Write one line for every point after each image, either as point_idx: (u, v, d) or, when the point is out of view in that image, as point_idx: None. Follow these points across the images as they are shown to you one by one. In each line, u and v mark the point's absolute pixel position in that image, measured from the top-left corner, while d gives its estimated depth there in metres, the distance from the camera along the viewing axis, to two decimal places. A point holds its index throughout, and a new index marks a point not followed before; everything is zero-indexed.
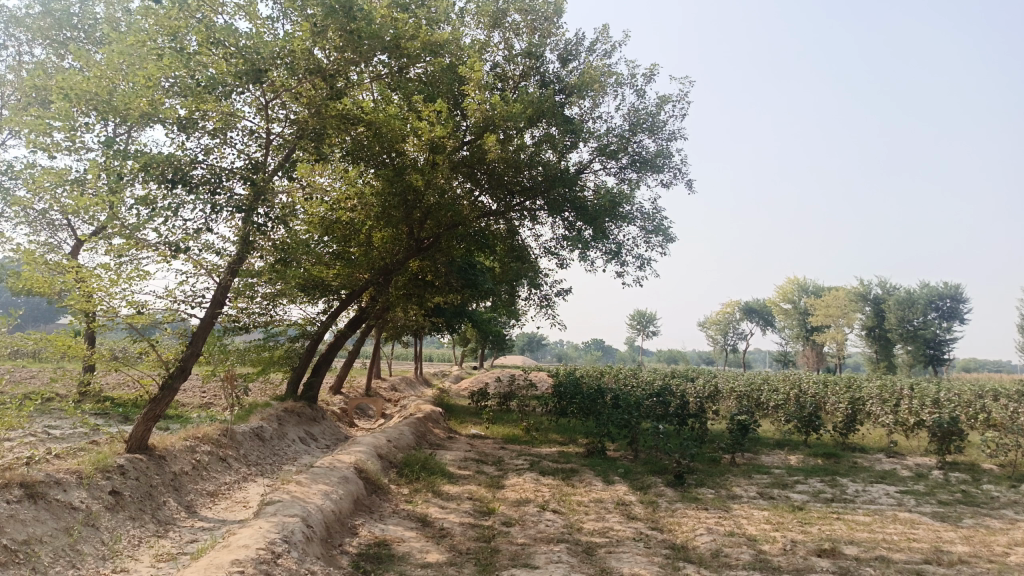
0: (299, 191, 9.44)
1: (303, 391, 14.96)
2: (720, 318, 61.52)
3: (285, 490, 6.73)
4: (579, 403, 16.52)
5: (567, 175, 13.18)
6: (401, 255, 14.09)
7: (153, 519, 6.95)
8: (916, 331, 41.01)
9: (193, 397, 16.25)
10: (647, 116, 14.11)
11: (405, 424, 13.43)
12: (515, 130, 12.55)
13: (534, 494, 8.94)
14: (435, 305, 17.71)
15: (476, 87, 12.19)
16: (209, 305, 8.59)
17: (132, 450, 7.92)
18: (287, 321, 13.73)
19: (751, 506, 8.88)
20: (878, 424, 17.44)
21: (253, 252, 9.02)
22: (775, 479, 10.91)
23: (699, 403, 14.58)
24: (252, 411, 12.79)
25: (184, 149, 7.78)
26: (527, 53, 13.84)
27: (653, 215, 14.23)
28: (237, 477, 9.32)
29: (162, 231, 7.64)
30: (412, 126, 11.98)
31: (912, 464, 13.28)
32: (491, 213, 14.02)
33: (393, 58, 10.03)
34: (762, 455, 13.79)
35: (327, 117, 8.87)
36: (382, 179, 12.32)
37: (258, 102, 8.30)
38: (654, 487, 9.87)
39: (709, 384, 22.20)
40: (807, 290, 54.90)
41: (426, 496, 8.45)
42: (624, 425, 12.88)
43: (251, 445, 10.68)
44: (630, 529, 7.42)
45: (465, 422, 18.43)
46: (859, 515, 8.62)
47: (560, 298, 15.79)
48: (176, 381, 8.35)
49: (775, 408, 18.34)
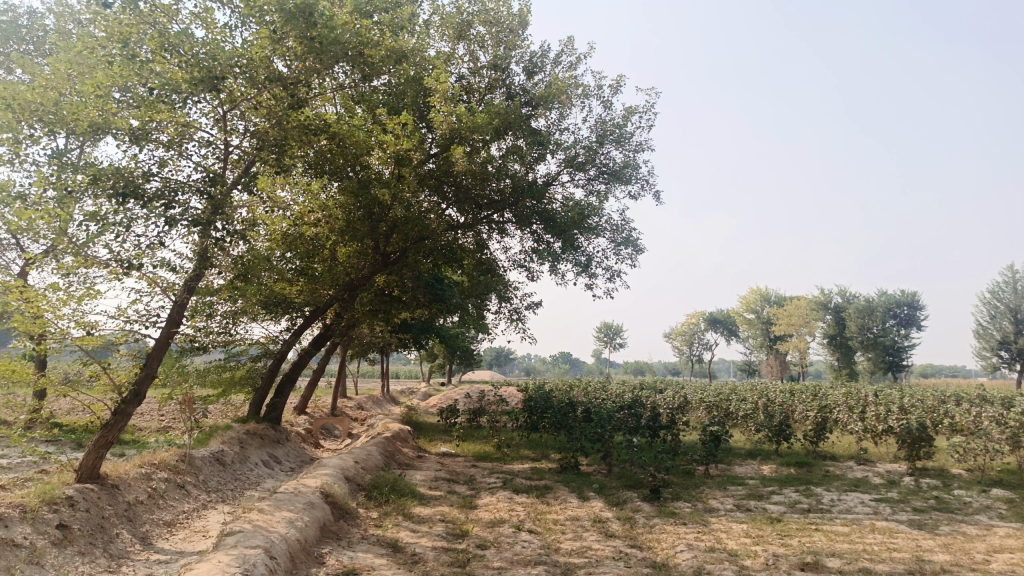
0: (259, 205, 9.11)
1: (266, 412, 14.50)
2: (685, 329, 61.94)
3: (247, 519, 6.37)
4: (550, 418, 16.30)
5: (535, 187, 12.99)
6: (367, 270, 13.77)
7: (105, 553, 6.52)
8: (876, 338, 41.72)
9: (150, 421, 15.64)
10: (614, 127, 14.05)
11: (372, 444, 13.05)
12: (481, 142, 12.38)
13: (509, 513, 8.67)
14: (402, 321, 17.39)
15: (441, 99, 11.97)
16: (164, 325, 8.19)
17: (83, 480, 7.48)
18: (249, 340, 13.30)
19: (728, 519, 8.74)
20: (846, 432, 17.50)
21: (212, 269, 8.64)
22: (751, 491, 10.80)
23: (671, 415, 14.47)
24: (213, 434, 12.33)
25: (137, 162, 7.44)
26: (492, 65, 13.71)
27: (622, 227, 14.14)
28: (196, 505, 8.88)
29: (113, 248, 7.26)
30: (376, 138, 11.74)
31: (883, 471, 13.30)
32: (458, 226, 13.78)
33: (356, 69, 9.79)
34: (735, 466, 13.70)
35: (289, 128, 8.58)
36: (346, 192, 12.03)
37: (215, 112, 8.02)
38: (630, 502, 9.67)
39: (679, 395, 22.18)
40: (770, 300, 55.58)
41: (396, 519, 8.13)
42: (597, 439, 12.68)
43: (211, 470, 10.23)
44: (610, 548, 7.19)
45: (434, 439, 18.06)
46: (837, 525, 8.52)
47: (529, 311, 15.58)
48: (130, 406, 7.98)
49: (744, 418, 18.33)
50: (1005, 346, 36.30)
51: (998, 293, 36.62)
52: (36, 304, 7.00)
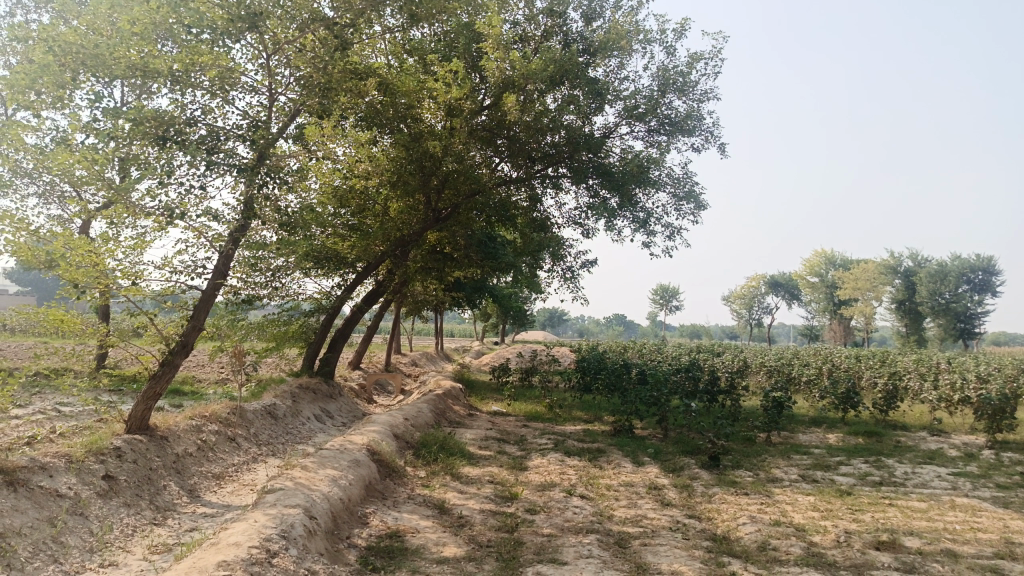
0: (307, 157, 8.86)
1: (319, 367, 14.52)
2: (744, 292, 60.31)
3: (289, 476, 6.19)
4: (604, 379, 15.89)
5: (592, 139, 12.36)
6: (418, 226, 13.50)
7: (150, 505, 6.46)
8: (947, 305, 39.80)
9: (209, 373, 15.87)
10: (677, 74, 13.25)
11: (423, 401, 12.92)
12: (537, 92, 11.84)
13: (560, 477, 8.36)
14: (454, 279, 17.17)
15: (494, 45, 11.46)
16: (211, 277, 8.03)
17: (133, 431, 7.45)
18: (302, 294, 13.22)
19: (794, 490, 8.24)
20: (918, 400, 16.64)
21: (258, 222, 8.41)
22: (817, 460, 10.22)
23: (732, 379, 13.89)
24: (266, 387, 12.36)
25: (180, 106, 7.21)
26: (549, 11, 13.04)
27: (684, 180, 13.45)
28: (246, 459, 8.83)
29: (158, 197, 7.06)
30: (427, 89, 11.33)
31: (960, 443, 12.53)
32: (511, 181, 13.34)
33: (406, 16, 9.34)
34: (799, 434, 13.11)
35: (336, 73, 8.24)
36: (397, 145, 11.71)
37: (258, 57, 7.72)
38: (688, 469, 9.24)
39: (738, 358, 21.54)
40: (835, 263, 53.46)
41: (444, 479, 7.90)
42: (653, 403, 12.26)
43: (263, 423, 10.20)
44: (666, 518, 6.80)
45: (486, 399, 17.95)
46: (913, 500, 7.94)
47: (585, 270, 15.09)
48: (177, 358, 7.84)
49: (808, 384, 17.61)
50: None
51: None
52: (83, 249, 6.85)
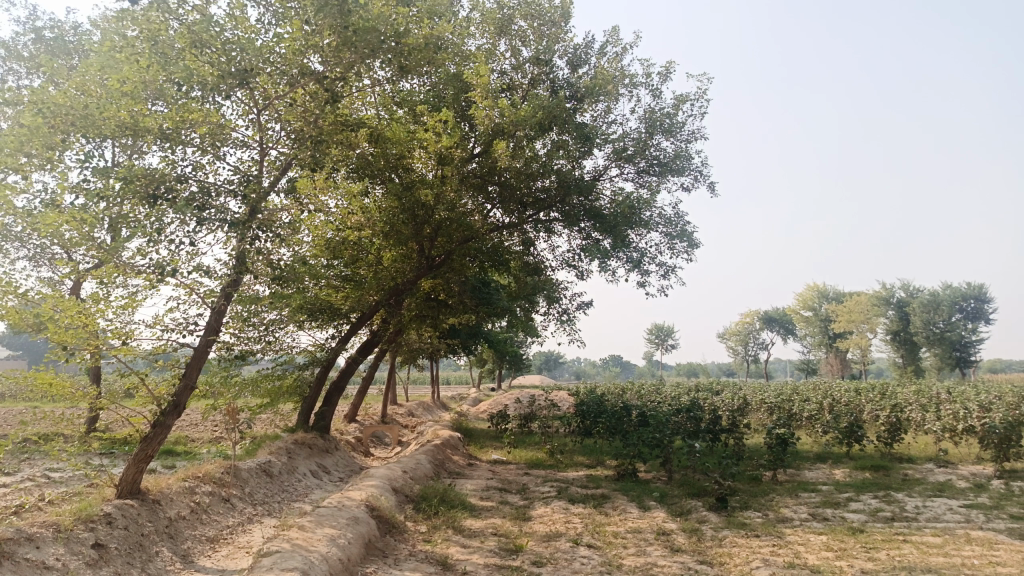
0: (299, 210, 8.85)
1: (315, 421, 14.28)
2: (739, 329, 60.31)
3: (286, 538, 5.98)
4: (605, 423, 15.69)
5: (583, 183, 12.41)
6: (412, 275, 13.44)
7: (142, 574, 6.22)
8: (942, 334, 39.81)
9: (202, 432, 15.59)
10: (664, 116, 13.41)
11: (421, 452, 12.68)
12: (526, 138, 11.94)
13: (565, 526, 8.14)
14: (450, 327, 17.07)
15: (482, 94, 11.60)
16: (203, 333, 7.89)
17: (123, 496, 7.25)
18: (296, 348, 13.07)
19: (805, 530, 8.04)
20: (922, 431, 16.47)
21: (249, 277, 8.32)
22: (825, 498, 10.03)
23: (733, 418, 13.72)
24: (260, 444, 12.12)
25: (170, 162, 7.17)
26: (535, 59, 13.23)
27: (675, 220, 13.49)
28: (241, 520, 8.58)
29: (148, 254, 6.97)
30: (417, 139, 11.43)
31: (968, 474, 12.35)
32: (504, 226, 13.36)
33: (395, 70, 9.45)
34: (805, 471, 12.90)
35: (327, 126, 8.27)
36: (389, 195, 11.73)
37: (248, 113, 7.76)
38: (695, 512, 9.03)
39: (737, 396, 21.37)
40: (827, 296, 53.61)
41: (446, 533, 7.67)
42: (656, 445, 12.06)
43: (258, 482, 9.95)
44: (676, 565, 6.59)
45: (486, 447, 17.67)
46: (927, 536, 7.75)
47: (581, 312, 15.02)
48: (169, 419, 7.71)
49: (810, 420, 17.43)
50: None
51: None
52: (72, 309, 6.72)
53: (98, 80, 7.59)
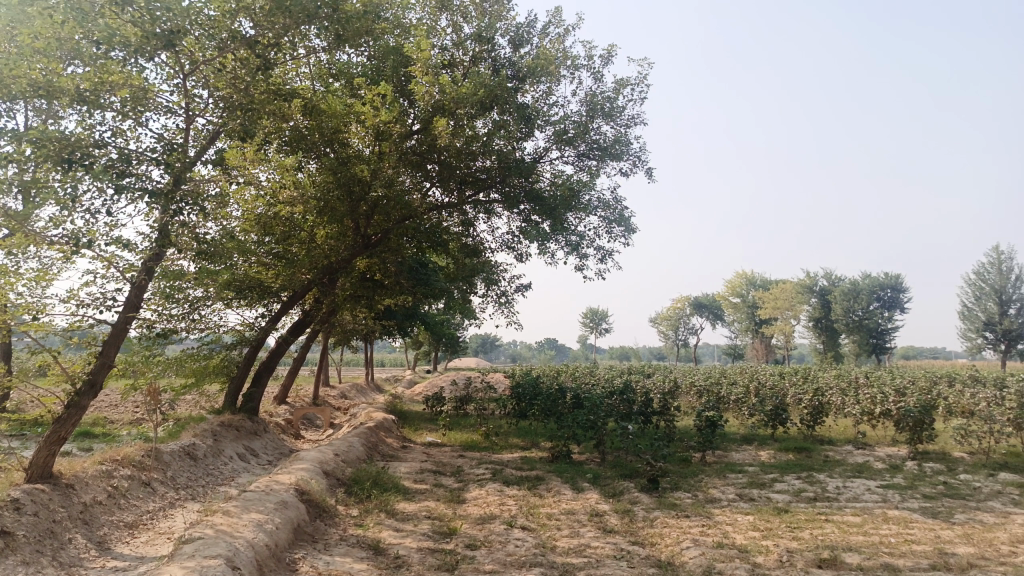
0: (228, 182, 8.47)
1: (243, 402, 13.84)
2: (671, 314, 61.67)
3: (210, 523, 5.73)
4: (540, 405, 15.76)
5: (523, 164, 12.30)
6: (347, 254, 13.12)
7: (53, 562, 5.87)
8: (861, 321, 41.58)
9: (122, 413, 14.93)
10: (604, 100, 13.41)
11: (353, 434, 12.45)
12: (467, 117, 11.75)
13: (499, 508, 8.11)
14: (385, 308, 16.80)
15: (422, 70, 11.34)
16: (122, 309, 7.47)
17: (33, 480, 6.84)
18: (223, 327, 12.61)
19: (733, 510, 8.23)
20: (841, 414, 17.16)
21: (174, 251, 7.92)
22: (752, 478, 10.31)
23: (665, 401, 13.96)
24: (184, 426, 11.67)
25: (85, 124, 6.72)
26: (476, 36, 12.99)
27: (614, 204, 13.56)
28: (162, 504, 8.23)
29: (62, 223, 6.53)
30: (354, 113, 11.10)
31: (883, 455, 12.93)
32: (442, 206, 13.16)
33: (331, 40, 9.12)
34: (732, 452, 13.25)
35: (258, 94, 7.88)
36: (324, 170, 11.37)
37: (173, 78, 7.38)
38: (628, 493, 9.14)
39: (668, 379, 21.83)
40: (755, 283, 55.24)
41: (378, 517, 7.53)
42: (590, 427, 12.17)
43: (181, 465, 9.57)
44: (609, 546, 6.64)
45: (420, 429, 17.53)
46: (847, 515, 8.05)
47: (519, 294, 14.98)
48: (84, 399, 7.28)
49: (737, 402, 17.93)
50: (990, 327, 36.15)
51: (983, 274, 36.44)
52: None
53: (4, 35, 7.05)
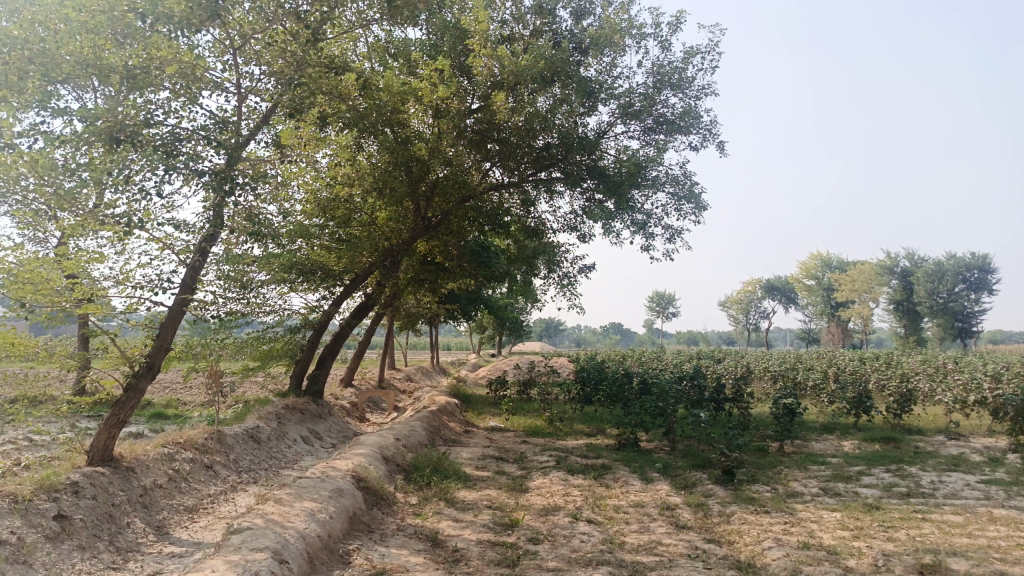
0: (283, 163, 8.27)
1: (307, 386, 13.84)
2: (741, 297, 59.88)
3: (260, 513, 5.53)
4: (606, 390, 15.26)
5: (586, 140, 11.80)
6: (407, 235, 12.88)
7: (110, 547, 5.78)
8: (946, 304, 39.29)
9: (195, 395, 15.18)
10: (673, 70, 12.70)
11: (416, 419, 12.25)
12: (528, 91, 11.27)
13: (564, 499, 7.70)
14: (448, 291, 16.59)
15: (481, 44, 11.00)
16: (178, 291, 7.38)
17: (94, 463, 6.81)
18: (286, 310, 12.57)
19: (817, 506, 7.61)
20: (931, 402, 16.04)
21: (230, 233, 7.76)
22: (836, 471, 9.60)
23: (738, 387, 13.29)
24: (250, 408, 11.70)
25: (137, 105, 6.53)
26: (537, 9, 12.51)
27: (684, 180, 12.88)
28: (223, 488, 8.15)
29: (115, 204, 6.45)
30: (412, 88, 10.91)
31: (981, 447, 11.94)
32: (503, 185, 12.75)
33: (385, 14, 8.77)
34: (812, 442, 12.49)
35: (311, 68, 7.67)
36: (383, 150, 11.19)
37: (224, 53, 7.27)
38: (701, 485, 8.60)
39: (740, 364, 20.97)
40: (831, 264, 52.99)
41: (437, 506, 7.24)
42: (659, 414, 11.64)
43: (244, 448, 9.52)
44: (683, 543, 6.15)
45: (484, 413, 17.28)
46: (947, 514, 7.31)
47: (583, 276, 14.47)
48: (142, 381, 7.21)
49: (816, 389, 17.02)
50: None
51: None
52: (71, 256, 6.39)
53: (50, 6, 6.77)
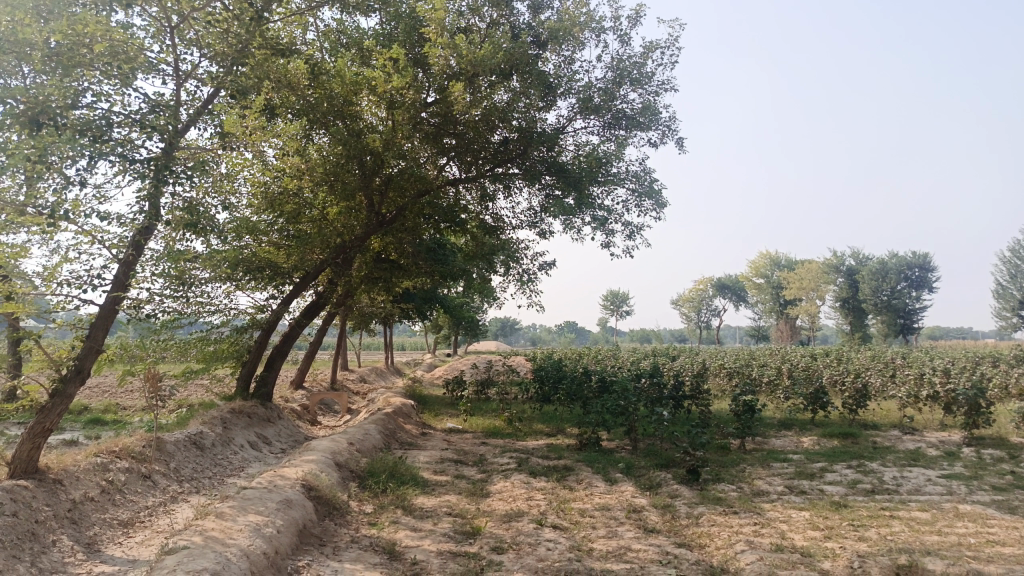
0: (225, 154, 7.76)
1: (256, 388, 13.24)
2: (693, 295, 60.48)
3: (199, 530, 5.06)
4: (565, 389, 14.99)
5: (545, 134, 11.51)
6: (361, 231, 12.39)
7: (31, 568, 5.24)
8: (890, 301, 40.26)
9: (135, 400, 14.41)
10: (632, 65, 12.51)
11: (370, 422, 11.78)
12: (486, 82, 10.93)
13: (527, 504, 7.38)
14: (403, 290, 16.15)
15: (437, 32, 10.61)
16: (110, 288, 6.80)
17: (17, 476, 6.23)
18: (232, 309, 11.98)
19: (785, 505, 7.45)
20: (884, 397, 16.21)
21: (169, 227, 7.21)
22: (799, 468, 9.50)
23: (698, 384, 13.17)
24: (193, 412, 11.08)
25: (65, 84, 5.95)
26: (494, 0, 12.17)
27: (644, 176, 12.70)
28: (163, 499, 7.60)
29: (39, 194, 5.88)
30: (365, 78, 10.46)
31: (936, 442, 12.03)
32: (459, 181, 12.38)
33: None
34: (772, 439, 12.43)
35: (255, 50, 7.21)
36: (335, 143, 10.67)
37: (161, 34, 6.75)
38: (666, 486, 8.38)
39: (696, 361, 20.98)
40: (780, 263, 54.04)
41: (393, 515, 6.84)
42: (621, 413, 11.42)
43: (186, 456, 8.95)
44: (653, 549, 5.89)
45: (441, 415, 16.88)
46: (914, 511, 7.24)
47: (542, 273, 14.18)
48: (71, 387, 6.58)
49: (772, 386, 17.07)
50: None
51: None
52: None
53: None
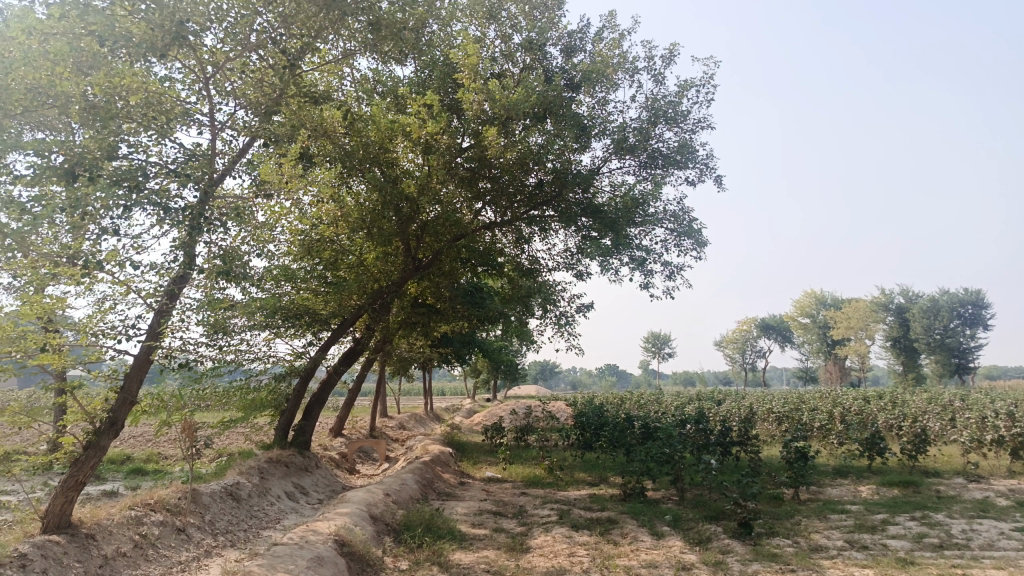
0: (261, 203, 7.78)
1: (293, 436, 13.13)
2: (737, 337, 59.23)
3: None
4: (606, 435, 14.57)
5: (581, 175, 11.39)
6: (398, 277, 12.35)
7: None
8: (943, 340, 38.83)
9: (175, 450, 14.43)
10: (667, 104, 12.39)
11: (408, 471, 11.55)
12: (520, 125, 10.91)
13: (569, 560, 7.02)
14: (441, 335, 16.03)
15: (471, 77, 10.67)
16: (145, 338, 6.80)
17: (49, 531, 6.13)
18: (270, 357, 11.97)
19: (846, 562, 6.96)
20: (945, 441, 15.41)
21: (204, 277, 7.21)
22: (859, 520, 8.95)
23: (746, 430, 12.66)
24: (230, 462, 11.00)
25: (104, 137, 6.07)
26: (528, 45, 12.23)
27: (682, 216, 12.46)
28: (196, 553, 7.44)
29: (76, 244, 5.91)
30: (401, 124, 10.52)
31: (1005, 490, 11.30)
32: (495, 225, 12.31)
33: (371, 47, 8.42)
34: (827, 487, 11.82)
35: (290, 98, 7.27)
36: (372, 190, 10.71)
37: (197, 84, 6.86)
38: (716, 540, 7.94)
39: (741, 405, 20.32)
40: (825, 302, 52.77)
41: (429, 572, 6.56)
42: (665, 461, 10.98)
43: (221, 507, 8.81)
44: None
45: (479, 463, 16.53)
46: (988, 569, 6.68)
47: (580, 316, 13.93)
48: (104, 438, 6.55)
49: (823, 430, 16.36)
50: None
51: None
52: (37, 297, 5.77)
53: (8, 38, 6.36)
